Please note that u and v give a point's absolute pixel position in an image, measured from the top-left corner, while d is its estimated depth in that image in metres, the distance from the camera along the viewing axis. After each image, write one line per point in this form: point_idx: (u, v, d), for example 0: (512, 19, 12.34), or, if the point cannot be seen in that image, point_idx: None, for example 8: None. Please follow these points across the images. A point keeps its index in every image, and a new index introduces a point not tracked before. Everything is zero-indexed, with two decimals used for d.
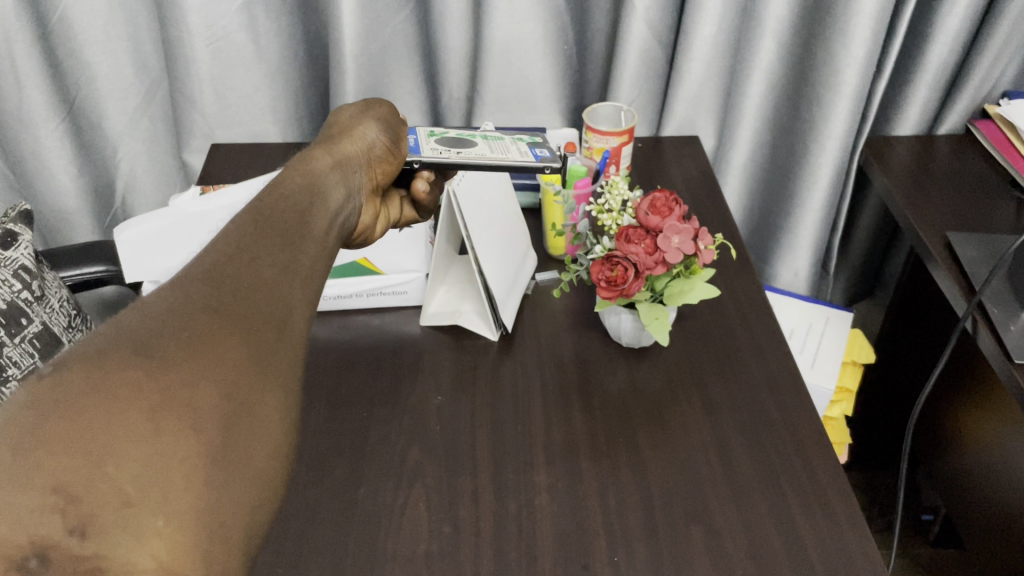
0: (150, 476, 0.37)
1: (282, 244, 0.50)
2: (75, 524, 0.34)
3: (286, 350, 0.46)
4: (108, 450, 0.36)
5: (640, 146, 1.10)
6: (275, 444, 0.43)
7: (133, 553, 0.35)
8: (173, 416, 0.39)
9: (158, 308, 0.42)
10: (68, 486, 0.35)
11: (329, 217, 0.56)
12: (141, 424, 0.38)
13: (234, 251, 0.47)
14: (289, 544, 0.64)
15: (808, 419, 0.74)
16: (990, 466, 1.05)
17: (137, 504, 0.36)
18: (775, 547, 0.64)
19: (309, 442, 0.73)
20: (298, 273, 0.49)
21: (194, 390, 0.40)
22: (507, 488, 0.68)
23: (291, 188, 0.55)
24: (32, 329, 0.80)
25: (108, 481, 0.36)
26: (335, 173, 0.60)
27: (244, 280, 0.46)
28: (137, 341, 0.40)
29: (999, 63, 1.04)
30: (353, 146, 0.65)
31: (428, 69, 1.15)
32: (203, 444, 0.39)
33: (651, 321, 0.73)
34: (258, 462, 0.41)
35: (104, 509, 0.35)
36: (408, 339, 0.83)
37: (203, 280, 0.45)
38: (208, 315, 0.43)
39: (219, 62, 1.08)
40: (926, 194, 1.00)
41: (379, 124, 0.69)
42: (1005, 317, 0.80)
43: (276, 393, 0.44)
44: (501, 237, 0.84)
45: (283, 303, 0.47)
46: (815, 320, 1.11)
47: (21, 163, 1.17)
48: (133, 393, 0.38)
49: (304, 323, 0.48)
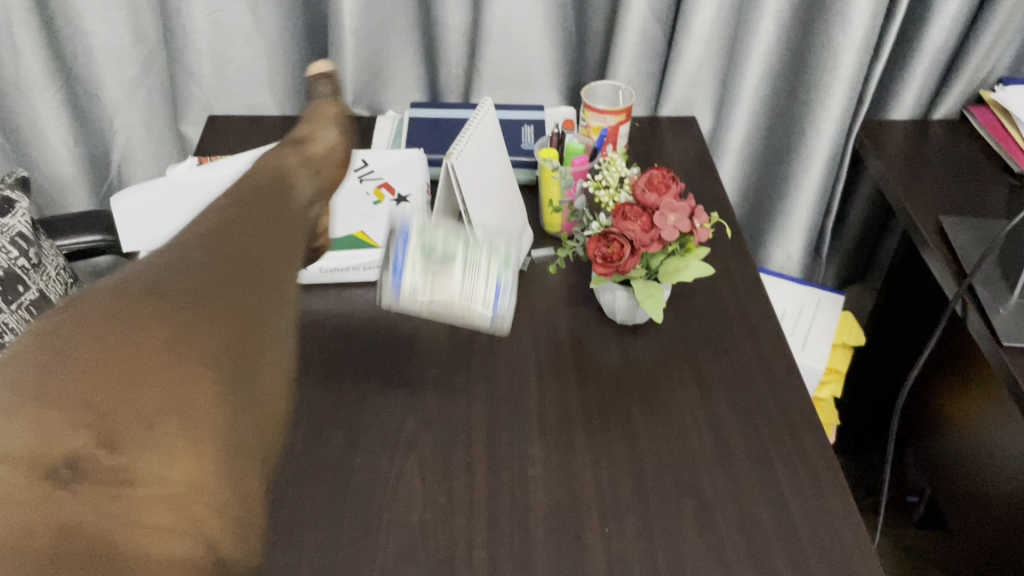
0: (172, 399, 0.36)
1: (277, 201, 0.50)
2: (103, 440, 0.34)
3: (290, 296, 0.46)
4: (128, 372, 0.36)
5: (638, 124, 1.11)
6: (282, 387, 0.44)
7: (158, 472, 0.35)
8: (192, 347, 0.38)
9: (168, 251, 0.42)
10: (95, 402, 0.34)
11: (303, 205, 0.53)
12: (163, 347, 0.37)
13: (227, 216, 0.46)
14: (285, 510, 0.65)
15: (798, 396, 0.75)
16: (975, 449, 1.07)
17: (157, 425, 0.35)
18: (763, 519, 0.65)
19: (305, 410, 0.73)
20: (285, 248, 0.47)
21: (203, 329, 0.39)
22: (500, 458, 0.69)
23: (263, 180, 0.53)
24: (28, 296, 0.81)
25: (132, 403, 0.35)
26: (305, 171, 0.57)
27: (247, 233, 0.45)
28: (145, 284, 0.39)
29: (995, 48, 1.04)
30: (320, 151, 0.62)
31: (426, 45, 1.14)
32: (218, 378, 0.39)
33: (646, 298, 0.74)
34: (270, 397, 0.42)
35: (125, 429, 0.35)
36: (405, 312, 0.84)
37: (210, 227, 0.45)
38: (215, 263, 0.42)
39: (217, 33, 1.07)
40: (921, 179, 1.00)
41: (336, 130, 0.67)
42: (994, 300, 0.82)
43: (284, 334, 0.45)
44: (498, 212, 0.84)
45: (289, 253, 0.47)
46: (806, 301, 1.12)
47: (19, 132, 1.17)
48: (157, 317, 0.38)
49: (300, 276, 0.49)
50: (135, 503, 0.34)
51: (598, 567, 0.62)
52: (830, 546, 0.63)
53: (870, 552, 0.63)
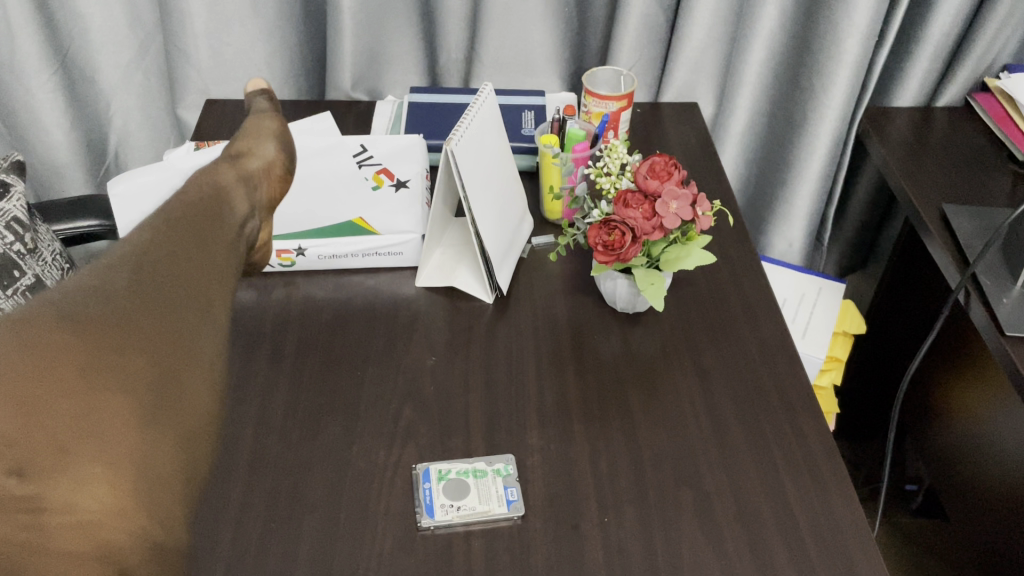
0: (81, 425, 0.43)
1: (195, 240, 0.55)
2: (13, 467, 0.40)
3: (206, 334, 0.51)
4: (41, 404, 0.42)
5: (639, 110, 1.10)
6: (198, 412, 0.49)
7: (74, 493, 0.41)
8: (99, 379, 0.44)
9: (83, 293, 0.47)
10: (6, 433, 0.41)
11: (235, 226, 0.60)
12: (70, 382, 0.43)
13: (149, 251, 0.52)
14: (282, 499, 0.65)
15: (798, 386, 0.75)
16: (976, 438, 1.06)
17: (71, 451, 0.42)
18: (762, 510, 0.65)
19: (302, 398, 0.73)
20: (226, 277, 0.56)
21: (121, 358, 0.46)
22: (499, 447, 0.69)
23: (195, 201, 0.59)
24: (25, 281, 0.80)
25: (42, 431, 0.42)
26: (239, 186, 0.64)
27: (167, 268, 0.52)
28: (64, 314, 0.45)
29: (1000, 35, 1.03)
30: (253, 166, 0.67)
31: (426, 29, 1.13)
32: (128, 404, 0.45)
33: (647, 286, 0.73)
34: (182, 423, 0.47)
35: (44, 456, 0.41)
36: (403, 300, 0.83)
37: (121, 271, 0.50)
38: (131, 296, 0.49)
39: (214, 16, 1.06)
40: (923, 165, 1.00)
41: (274, 142, 0.70)
42: (997, 290, 0.81)
43: (200, 369, 0.50)
44: (499, 199, 0.83)
45: (202, 293, 0.53)
46: (807, 290, 1.11)
47: (14, 115, 1.16)
48: (63, 357, 0.44)
49: (224, 311, 0.54)
50: (48, 527, 0.40)
51: (596, 558, 0.61)
52: (829, 538, 0.63)
53: (868, 544, 0.63)
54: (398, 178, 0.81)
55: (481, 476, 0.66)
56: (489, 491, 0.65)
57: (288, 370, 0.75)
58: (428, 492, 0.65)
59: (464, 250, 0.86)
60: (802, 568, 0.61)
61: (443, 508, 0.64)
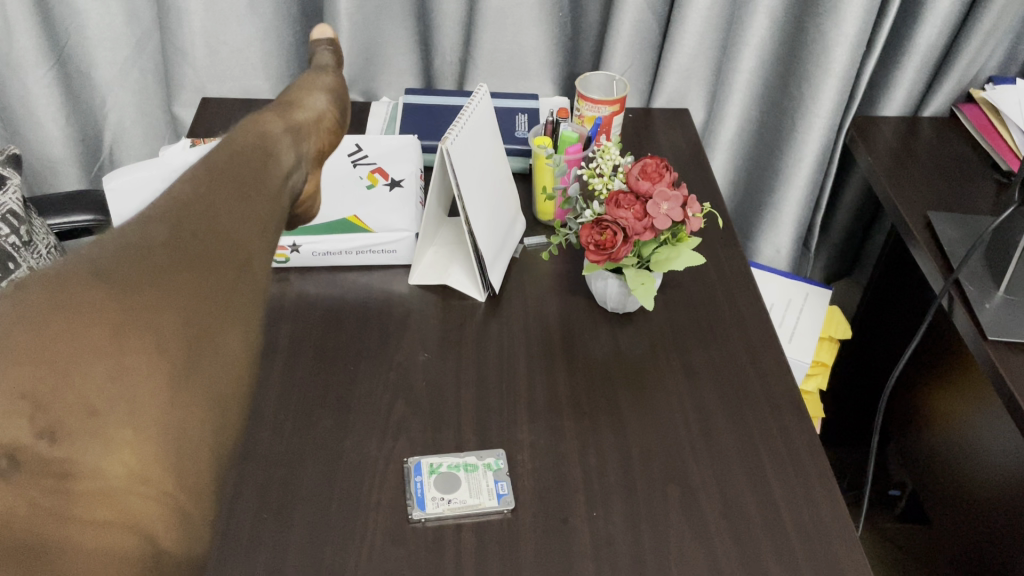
0: (115, 386, 0.39)
1: (239, 194, 0.52)
2: (43, 429, 0.37)
3: (246, 291, 0.48)
4: (75, 362, 0.38)
5: (631, 114, 1.11)
6: (230, 376, 0.46)
7: (101, 461, 0.38)
8: (137, 336, 0.41)
9: (120, 240, 0.44)
10: (35, 393, 0.37)
11: (281, 178, 0.57)
12: (106, 340, 0.40)
13: (190, 199, 0.49)
14: (274, 490, 0.66)
15: (784, 387, 0.76)
16: (962, 444, 1.07)
17: (103, 414, 0.38)
18: (749, 507, 0.66)
19: (296, 393, 0.73)
20: (268, 230, 0.52)
21: (159, 312, 0.42)
22: (490, 441, 0.70)
23: (244, 148, 0.57)
24: (19, 273, 0.80)
25: (73, 391, 0.38)
26: (287, 136, 0.62)
27: (208, 218, 0.48)
28: (96, 265, 0.42)
29: (985, 48, 1.06)
30: (305, 116, 0.68)
31: (422, 32, 1.14)
32: (166, 364, 0.42)
33: (637, 286, 0.74)
34: (217, 386, 0.45)
35: (72, 418, 0.38)
36: (396, 297, 0.84)
37: (160, 221, 0.46)
38: (171, 244, 0.45)
39: (213, 15, 1.07)
40: (908, 172, 1.02)
41: (327, 95, 0.73)
42: (980, 296, 0.83)
43: (236, 327, 0.47)
44: (492, 199, 0.85)
45: (243, 248, 0.49)
46: (794, 296, 1.13)
47: (9, 109, 1.17)
48: (100, 310, 0.40)
49: (264, 272, 0.51)
50: (76, 493, 0.37)
51: (584, 550, 0.62)
52: (812, 535, 0.64)
53: (852, 541, 0.64)
54: (393, 178, 0.84)
55: (471, 470, 0.67)
56: (479, 484, 0.66)
57: (281, 363, 0.76)
58: (418, 485, 0.66)
59: (456, 250, 0.87)
60: (787, 562, 0.62)
61: (433, 501, 0.65)
